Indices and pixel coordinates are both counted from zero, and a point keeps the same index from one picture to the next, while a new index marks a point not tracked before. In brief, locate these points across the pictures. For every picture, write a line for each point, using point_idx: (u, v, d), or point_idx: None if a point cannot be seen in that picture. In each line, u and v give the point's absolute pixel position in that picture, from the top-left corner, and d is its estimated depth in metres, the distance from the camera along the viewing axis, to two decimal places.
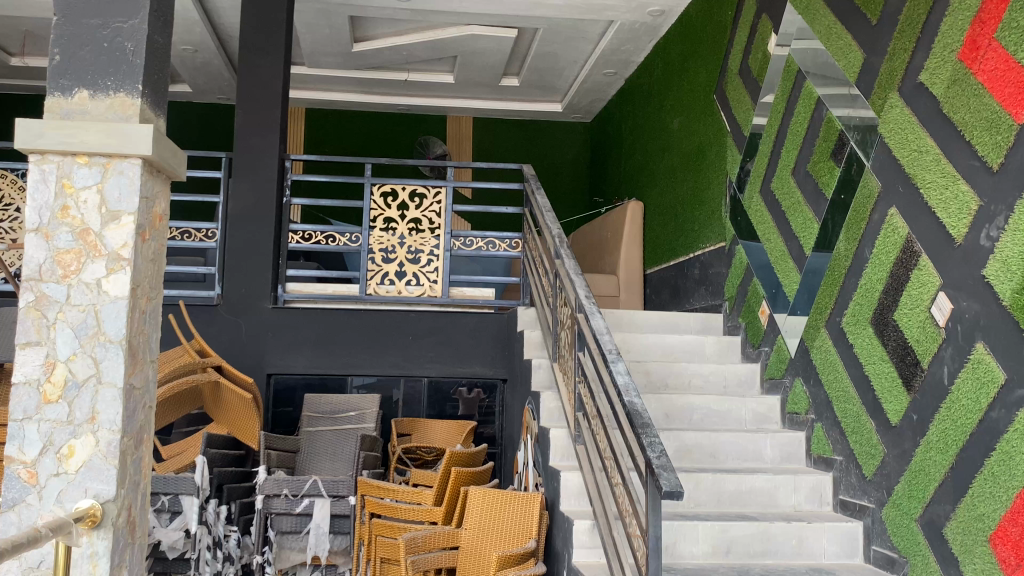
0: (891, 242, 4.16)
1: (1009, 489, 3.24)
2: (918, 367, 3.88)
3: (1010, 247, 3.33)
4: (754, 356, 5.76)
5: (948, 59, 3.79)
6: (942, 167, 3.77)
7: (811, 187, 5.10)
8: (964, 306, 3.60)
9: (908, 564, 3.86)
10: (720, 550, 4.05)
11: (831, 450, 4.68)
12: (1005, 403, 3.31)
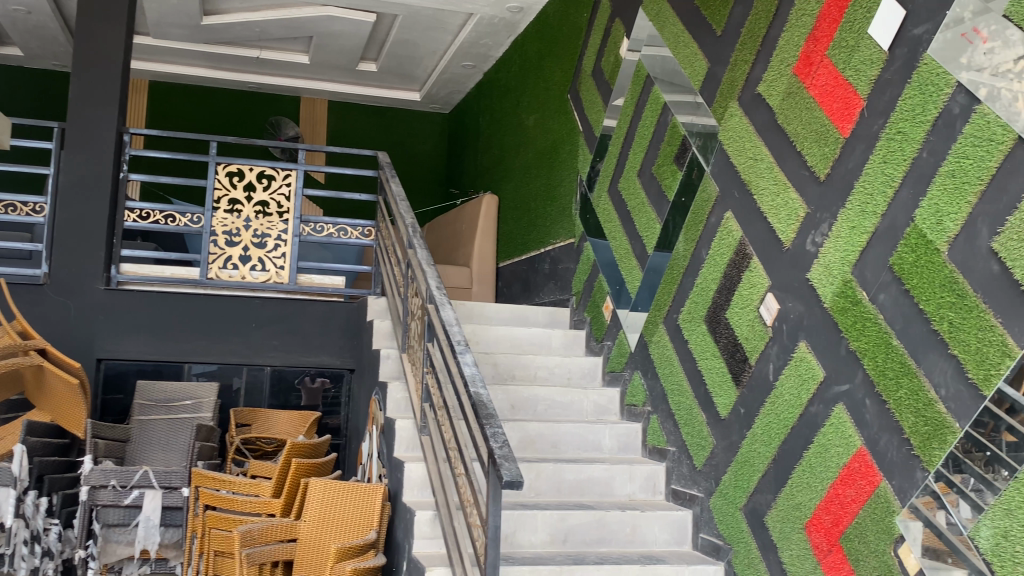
0: (726, 244, 4.35)
1: (824, 480, 3.46)
2: (747, 363, 4.08)
3: (833, 253, 3.55)
4: (597, 350, 5.92)
5: (784, 73, 4.00)
6: (774, 175, 3.99)
7: (654, 189, 5.28)
8: (790, 307, 3.81)
9: (731, 551, 4.07)
10: (558, 539, 4.14)
11: (665, 441, 4.86)
12: (823, 398, 3.53)
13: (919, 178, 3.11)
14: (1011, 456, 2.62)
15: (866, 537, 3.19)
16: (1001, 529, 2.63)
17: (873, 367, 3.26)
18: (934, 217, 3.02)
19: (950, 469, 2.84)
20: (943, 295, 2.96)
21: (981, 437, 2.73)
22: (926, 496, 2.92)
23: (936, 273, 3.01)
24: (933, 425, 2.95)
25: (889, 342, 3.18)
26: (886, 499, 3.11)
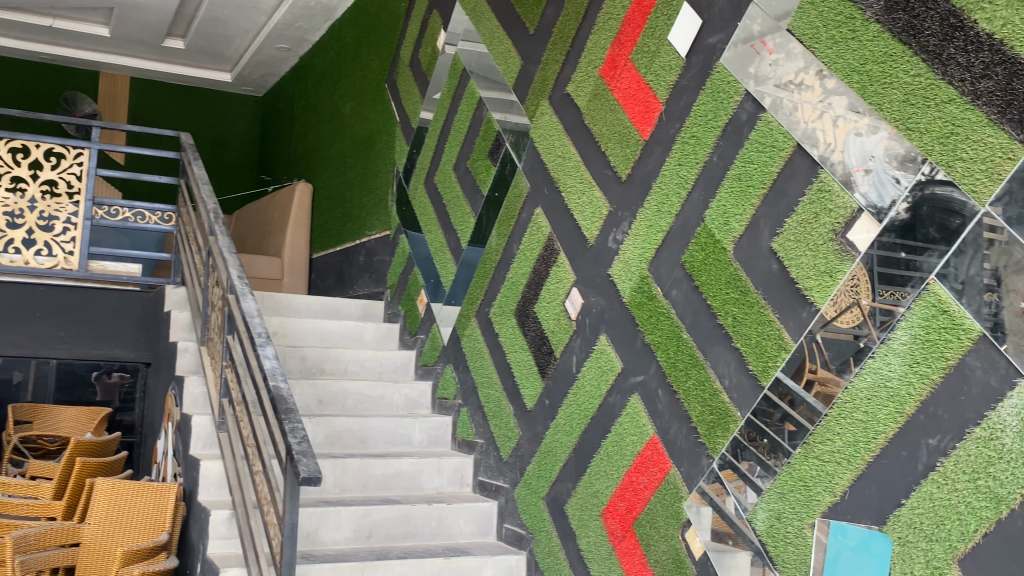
0: (535, 240, 4.42)
1: (620, 467, 3.58)
2: (552, 356, 4.17)
3: (632, 249, 3.68)
4: (410, 343, 5.88)
5: (591, 75, 4.10)
6: (581, 173, 4.09)
7: (469, 183, 5.30)
8: (592, 301, 3.92)
9: (533, 540, 4.14)
10: (362, 535, 4.07)
11: (473, 433, 4.89)
12: (620, 389, 3.65)
13: (710, 181, 3.27)
14: (789, 443, 2.75)
15: (656, 522, 3.33)
16: (775, 511, 2.77)
17: (666, 359, 3.41)
18: (722, 218, 3.18)
19: (736, 456, 2.98)
20: (728, 291, 3.13)
21: (764, 426, 2.87)
22: (713, 481, 3.07)
23: (722, 270, 3.16)
24: (717, 414, 3.11)
25: (681, 335, 3.33)
26: (675, 485, 3.26)
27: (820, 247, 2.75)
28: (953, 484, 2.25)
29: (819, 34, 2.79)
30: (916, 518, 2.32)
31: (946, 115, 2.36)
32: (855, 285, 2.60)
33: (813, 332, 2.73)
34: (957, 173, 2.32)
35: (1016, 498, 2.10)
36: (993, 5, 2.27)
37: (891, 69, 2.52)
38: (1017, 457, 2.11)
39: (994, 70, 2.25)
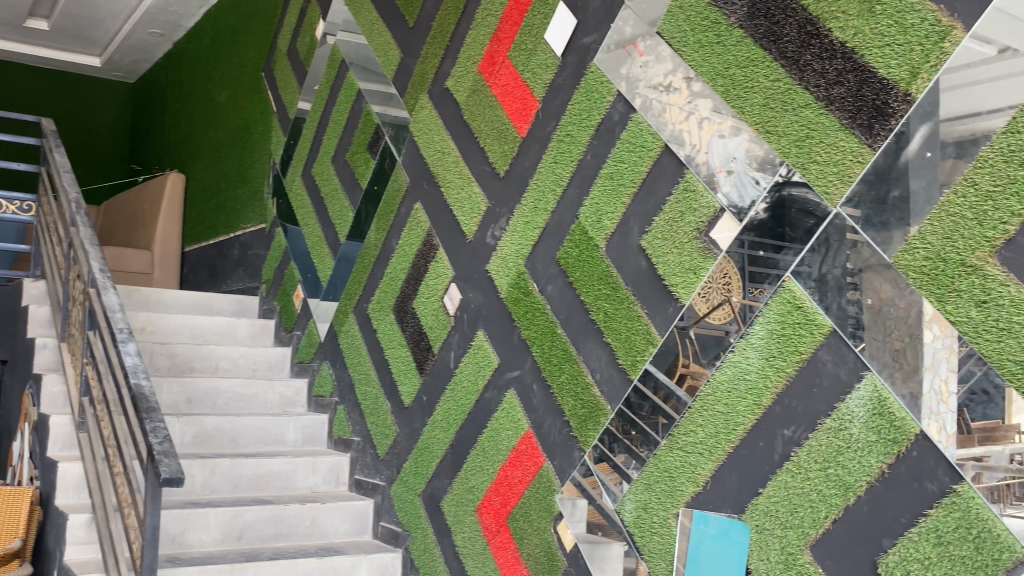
0: (414, 235, 4.39)
1: (495, 462, 3.59)
2: (430, 352, 4.14)
3: (509, 246, 3.69)
4: (286, 339, 5.74)
5: (470, 70, 4.09)
6: (460, 169, 4.08)
7: (347, 176, 5.22)
8: (470, 297, 3.92)
9: (409, 537, 4.11)
10: (232, 536, 3.94)
11: (350, 431, 4.81)
12: (497, 384, 3.67)
13: (584, 179, 3.32)
14: (655, 431, 2.82)
15: (530, 516, 3.35)
16: (642, 502, 2.83)
17: (540, 354, 3.44)
18: (595, 216, 3.23)
19: (611, 450, 3.00)
20: (600, 287, 3.18)
21: (634, 417, 2.92)
22: (587, 474, 3.10)
23: (594, 267, 3.21)
24: (588, 408, 3.16)
25: (555, 331, 3.37)
26: (548, 479, 3.29)
27: (685, 244, 2.83)
28: (805, 473, 2.34)
29: (686, 37, 2.86)
30: (772, 505, 2.41)
31: (802, 120, 2.45)
32: (725, 280, 2.63)
33: (686, 327, 2.76)
34: (811, 175, 2.42)
35: (861, 485, 2.20)
36: (846, 14, 2.35)
37: (753, 74, 2.60)
38: (862, 445, 2.21)
39: (846, 77, 2.35)
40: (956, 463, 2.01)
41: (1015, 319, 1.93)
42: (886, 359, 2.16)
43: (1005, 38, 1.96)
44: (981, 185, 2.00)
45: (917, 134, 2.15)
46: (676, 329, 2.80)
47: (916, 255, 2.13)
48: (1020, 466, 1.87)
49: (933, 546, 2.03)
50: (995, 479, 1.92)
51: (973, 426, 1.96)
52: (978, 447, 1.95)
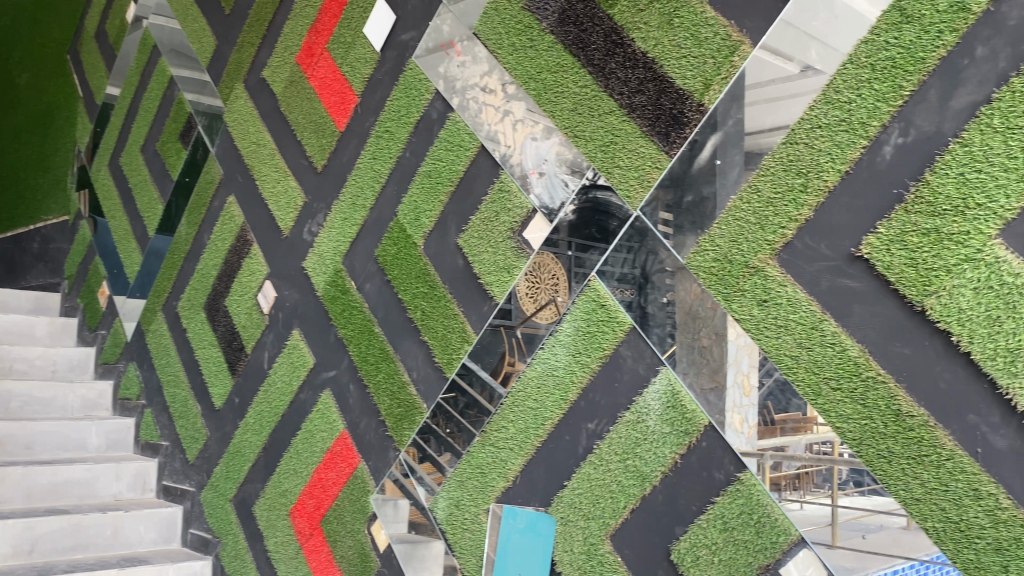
0: (227, 230, 4.22)
1: (309, 464, 3.50)
2: (242, 352, 4.00)
3: (326, 243, 3.52)
4: (89, 339, 5.39)
5: (287, 61, 3.95)
6: (276, 162, 3.95)
7: (157, 166, 4.96)
8: (285, 295, 3.80)
9: (220, 544, 3.96)
10: (23, 550, 3.58)
11: (158, 435, 4.57)
12: (312, 385, 3.58)
13: (402, 176, 3.19)
14: (470, 423, 2.80)
15: (343, 517, 3.30)
16: (454, 499, 2.83)
17: (357, 353, 3.29)
18: (413, 214, 3.10)
19: (435, 449, 2.91)
20: (417, 286, 3.06)
21: (451, 409, 2.86)
22: (407, 472, 2.99)
23: (412, 265, 3.09)
24: (404, 407, 3.06)
25: (371, 329, 3.23)
26: (362, 480, 3.25)
27: (500, 244, 2.80)
28: (606, 465, 2.41)
29: (501, 40, 2.83)
30: (576, 498, 2.47)
31: (607, 126, 2.51)
32: (553, 278, 2.60)
33: (513, 327, 2.69)
34: (614, 180, 2.48)
35: (657, 475, 2.30)
36: (647, 25, 2.42)
37: (562, 79, 2.63)
38: (658, 437, 2.30)
39: (647, 86, 2.42)
40: (756, 453, 2.09)
41: (791, 318, 2.06)
42: (693, 355, 2.23)
43: (792, 52, 2.06)
44: (764, 192, 2.13)
45: (708, 143, 2.25)
46: (504, 330, 2.71)
47: (707, 256, 2.24)
48: (815, 455, 1.97)
49: (720, 532, 2.15)
50: (792, 468, 2.01)
51: (775, 417, 2.04)
52: (777, 438, 2.03)
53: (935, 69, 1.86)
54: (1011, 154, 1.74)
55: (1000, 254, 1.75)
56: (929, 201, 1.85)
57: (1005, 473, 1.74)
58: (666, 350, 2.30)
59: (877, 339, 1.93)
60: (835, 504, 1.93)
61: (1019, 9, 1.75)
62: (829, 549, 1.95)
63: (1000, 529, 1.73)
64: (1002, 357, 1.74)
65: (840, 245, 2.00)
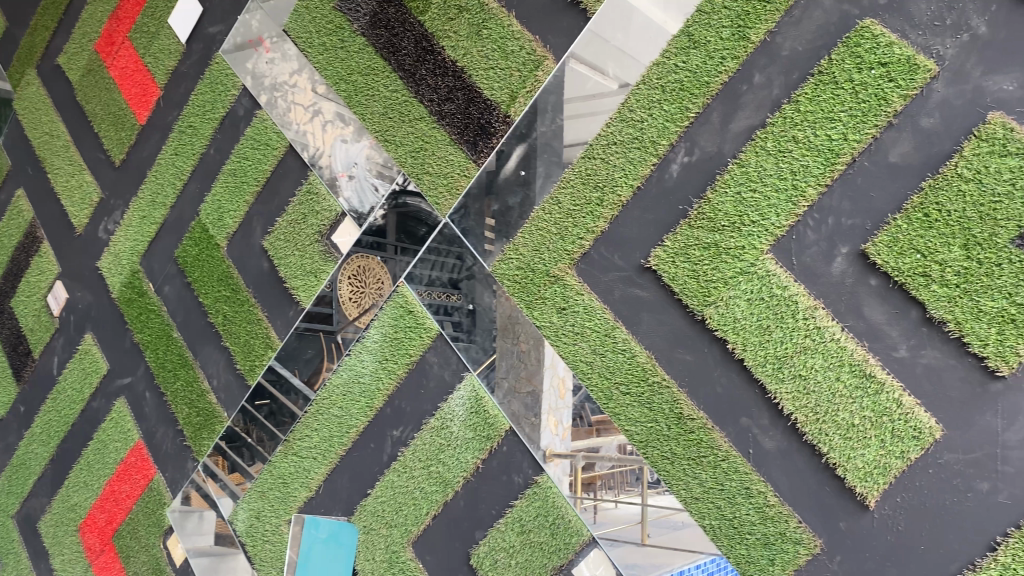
0: (13, 226, 3.88)
1: (101, 477, 3.29)
2: (28, 358, 3.70)
3: (123, 241, 3.32)
4: None
5: (86, 48, 3.62)
6: (70, 154, 3.68)
7: None
8: (78, 296, 3.57)
9: None
10: None
11: None
12: (105, 393, 3.36)
13: (205, 174, 3.05)
14: (274, 424, 2.68)
15: (137, 532, 3.13)
16: (255, 510, 2.72)
17: (154, 359, 3.11)
18: (216, 213, 2.93)
19: (242, 456, 2.75)
20: (219, 289, 2.88)
21: (253, 409, 2.70)
22: (209, 477, 2.83)
23: (214, 267, 2.91)
24: (203, 415, 2.92)
25: (169, 334, 3.07)
26: (158, 493, 3.08)
27: (307, 247, 2.66)
28: (410, 472, 2.36)
29: (312, 39, 2.67)
30: (379, 506, 2.42)
31: (417, 132, 2.42)
32: (378, 281, 2.49)
33: (333, 331, 2.56)
34: (424, 186, 2.41)
35: (458, 481, 2.28)
36: (457, 35, 2.37)
37: (372, 82, 2.51)
38: (461, 442, 2.28)
39: (456, 94, 2.36)
40: (569, 454, 2.11)
41: (587, 325, 2.11)
42: (512, 359, 2.22)
43: (609, 66, 2.10)
44: (564, 203, 2.17)
45: (514, 154, 2.24)
46: (322, 333, 2.57)
47: (511, 264, 2.24)
48: (625, 455, 2.04)
49: (517, 535, 2.17)
50: (603, 467, 2.06)
51: (592, 419, 2.09)
52: (592, 439, 2.08)
53: (717, 93, 1.97)
54: (781, 175, 1.88)
55: (770, 268, 1.89)
56: (710, 217, 1.96)
57: (772, 472, 1.87)
58: (488, 359, 2.25)
59: (663, 345, 2.02)
60: (645, 503, 2.01)
61: (791, 40, 1.89)
62: (639, 547, 2.01)
63: (768, 524, 1.86)
64: (772, 364, 1.87)
65: (633, 257, 2.08)
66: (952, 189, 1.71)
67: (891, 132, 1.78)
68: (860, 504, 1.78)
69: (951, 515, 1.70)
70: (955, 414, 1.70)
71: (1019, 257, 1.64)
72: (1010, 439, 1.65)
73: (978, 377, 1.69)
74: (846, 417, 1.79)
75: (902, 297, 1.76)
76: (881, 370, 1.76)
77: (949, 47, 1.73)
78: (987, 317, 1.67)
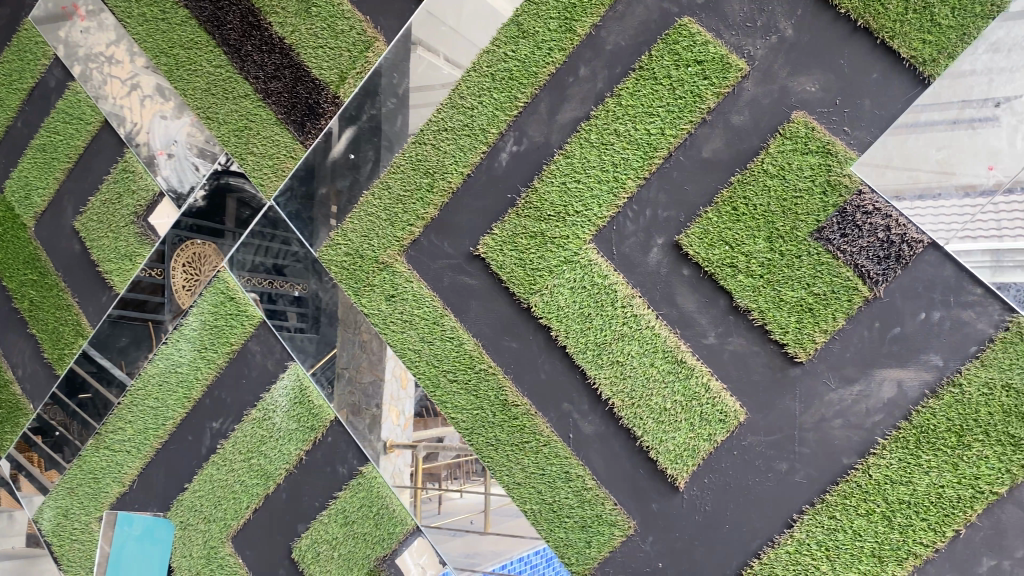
0: None
1: None
2: None
3: None
4: None
5: None
6: None
7: None
8: None
9: None
10: None
11: None
12: None
13: (11, 149, 2.78)
14: (92, 416, 2.51)
15: None
16: (62, 508, 2.55)
17: None
18: (22, 190, 2.71)
19: (52, 449, 2.58)
20: (26, 272, 2.68)
21: (68, 403, 2.55)
22: (17, 471, 2.64)
23: (20, 248, 2.70)
24: (5, 408, 2.69)
25: None
26: None
27: (121, 229, 2.52)
28: (230, 465, 2.28)
29: (131, 9, 2.51)
30: (196, 500, 2.32)
31: (241, 110, 2.31)
32: (209, 269, 2.36)
33: (163, 322, 2.42)
34: (248, 166, 2.31)
35: (281, 473, 2.21)
36: (285, 11, 2.27)
37: (195, 56, 2.38)
38: (283, 434, 2.22)
39: (282, 72, 2.26)
40: (410, 445, 2.08)
41: (415, 312, 2.08)
42: (353, 349, 2.15)
43: (440, 44, 2.07)
44: (394, 189, 2.12)
45: (343, 136, 2.18)
46: (152, 323, 2.43)
47: (338, 250, 2.17)
48: (467, 445, 2.02)
49: (339, 527, 2.13)
50: (447, 457, 2.04)
51: (427, 411, 2.06)
52: (433, 429, 2.05)
53: (544, 83, 1.99)
54: (603, 168, 1.92)
55: (592, 257, 1.92)
56: (536, 206, 1.97)
57: (590, 456, 1.91)
58: (331, 352, 2.17)
59: (490, 333, 2.02)
60: (488, 492, 1.99)
61: (615, 35, 1.94)
62: (480, 536, 1.99)
63: (585, 507, 1.90)
64: (592, 350, 1.91)
65: (461, 244, 2.07)
66: (758, 184, 1.80)
67: (705, 128, 1.85)
68: (671, 486, 1.85)
69: (753, 494, 1.79)
70: (756, 398, 1.80)
71: (816, 249, 1.76)
72: (806, 421, 1.76)
73: (778, 362, 1.79)
74: (660, 401, 1.85)
75: (712, 286, 1.84)
76: (691, 356, 1.84)
77: (758, 48, 1.82)
78: (787, 306, 1.78)
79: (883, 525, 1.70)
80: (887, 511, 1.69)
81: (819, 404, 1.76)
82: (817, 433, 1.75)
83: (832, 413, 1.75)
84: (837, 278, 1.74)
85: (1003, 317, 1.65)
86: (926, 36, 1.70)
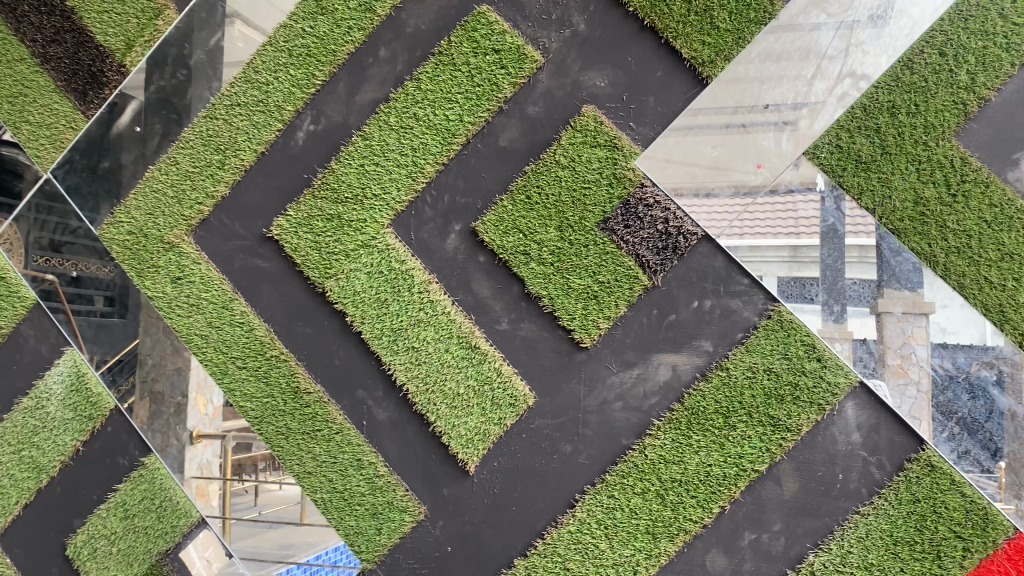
0: None
1: None
2: None
3: None
4: None
5: None
6: None
7: None
8: None
9: None
10: None
11: None
12: None
13: None
14: None
15: None
16: None
17: None
18: None
19: None
20: None
21: None
22: None
23: None
24: None
25: None
26: None
27: None
28: None
29: None
30: None
31: (15, 74, 2.10)
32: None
33: None
34: (21, 135, 2.11)
35: (55, 465, 2.06)
36: None
37: None
38: (58, 423, 2.07)
39: (63, 36, 2.09)
40: (220, 435, 2.01)
41: (203, 296, 1.99)
42: (158, 335, 2.03)
43: (252, 13, 2.01)
44: (182, 164, 2.02)
45: (128, 107, 2.06)
46: None
47: (120, 228, 2.04)
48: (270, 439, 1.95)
49: (119, 521, 2.01)
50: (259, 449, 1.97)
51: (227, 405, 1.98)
52: (239, 420, 1.98)
53: (342, 62, 1.95)
54: (403, 152, 1.91)
55: (390, 242, 1.91)
56: (334, 187, 1.94)
57: (383, 442, 1.90)
58: (131, 345, 2.06)
59: (282, 318, 1.96)
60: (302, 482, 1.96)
61: (415, 18, 1.93)
62: (296, 527, 1.95)
63: (376, 495, 1.88)
64: (387, 336, 1.89)
65: (254, 225, 1.99)
66: (550, 174, 1.84)
67: (501, 117, 1.88)
68: (461, 471, 1.86)
69: (539, 476, 1.83)
70: (545, 382, 1.84)
71: (602, 239, 1.82)
72: (590, 404, 1.82)
73: (565, 348, 1.84)
74: (453, 386, 1.86)
75: (506, 273, 1.87)
76: (484, 341, 1.86)
77: (553, 40, 1.86)
78: (574, 294, 1.83)
79: (657, 503, 1.78)
80: (661, 489, 1.79)
81: (602, 388, 1.82)
82: (599, 416, 1.81)
83: (613, 396, 1.81)
84: (621, 267, 1.81)
85: (766, 306, 1.77)
86: (706, 38, 1.80)
